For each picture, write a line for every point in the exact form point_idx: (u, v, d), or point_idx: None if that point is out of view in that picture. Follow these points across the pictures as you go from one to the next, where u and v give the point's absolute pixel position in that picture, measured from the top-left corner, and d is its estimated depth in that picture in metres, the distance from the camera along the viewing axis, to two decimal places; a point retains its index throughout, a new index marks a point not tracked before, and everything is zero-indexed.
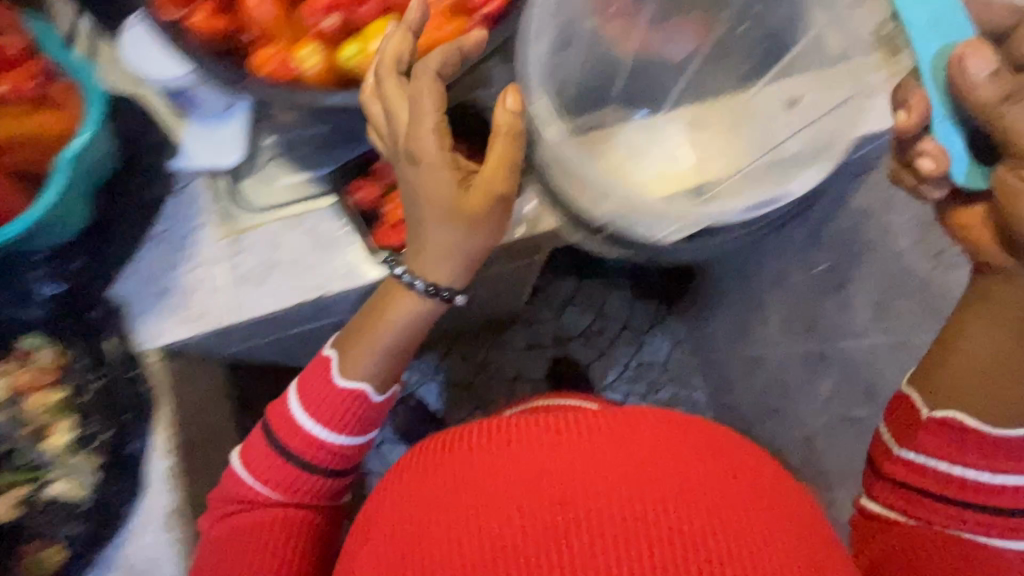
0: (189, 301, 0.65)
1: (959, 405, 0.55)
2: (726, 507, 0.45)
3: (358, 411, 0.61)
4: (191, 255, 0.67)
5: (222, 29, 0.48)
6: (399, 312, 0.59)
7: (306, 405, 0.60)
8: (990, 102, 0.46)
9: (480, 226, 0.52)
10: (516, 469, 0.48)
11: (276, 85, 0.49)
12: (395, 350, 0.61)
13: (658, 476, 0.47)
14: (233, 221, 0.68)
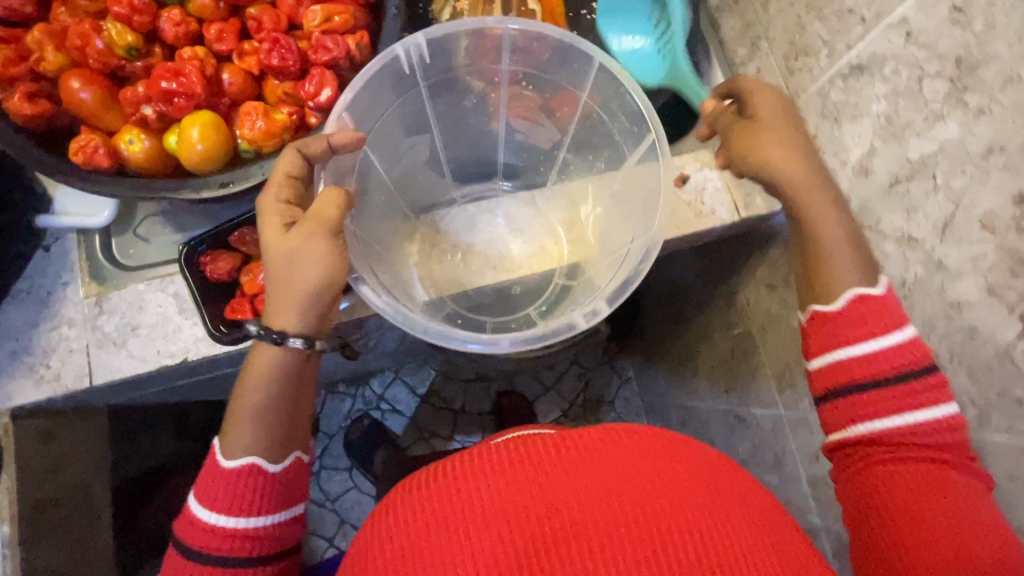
0: (47, 361, 0.64)
1: (812, 300, 0.60)
2: (707, 489, 0.41)
3: (271, 482, 0.52)
4: (53, 313, 0.66)
5: (44, 113, 0.47)
6: (268, 364, 0.51)
7: (219, 489, 0.50)
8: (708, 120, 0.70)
9: (312, 263, 0.47)
10: (491, 487, 0.41)
11: (95, 170, 0.47)
12: (276, 409, 0.52)
13: (643, 471, 0.41)
14: (102, 278, 0.67)
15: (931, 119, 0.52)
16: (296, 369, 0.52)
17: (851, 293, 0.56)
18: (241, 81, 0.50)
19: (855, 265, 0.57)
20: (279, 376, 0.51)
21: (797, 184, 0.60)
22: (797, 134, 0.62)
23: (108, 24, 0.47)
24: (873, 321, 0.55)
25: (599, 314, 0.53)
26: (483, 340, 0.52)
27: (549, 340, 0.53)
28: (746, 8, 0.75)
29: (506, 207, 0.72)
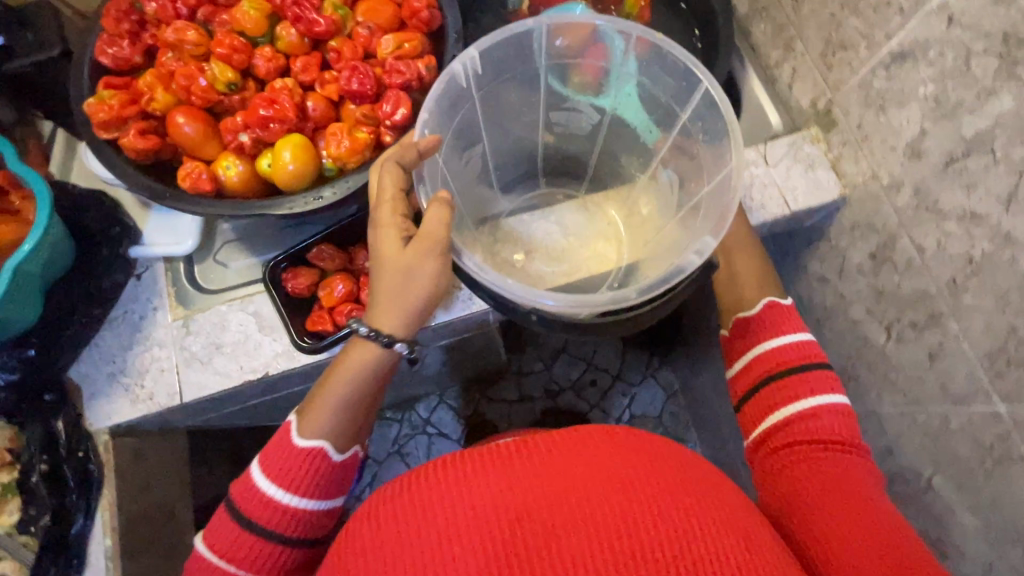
0: (141, 381, 0.69)
1: (735, 311, 0.67)
2: (665, 480, 0.47)
3: (331, 473, 0.55)
4: (144, 336, 0.70)
5: (154, 146, 0.53)
6: (358, 363, 0.54)
7: (282, 463, 0.53)
8: None
9: (425, 284, 0.50)
10: (463, 498, 0.46)
11: (201, 195, 0.52)
12: (351, 407, 0.55)
13: (606, 470, 0.47)
14: (188, 302, 0.72)
15: (984, 95, 0.53)
16: (378, 373, 0.55)
17: (768, 299, 0.65)
18: (324, 107, 0.55)
19: (767, 280, 0.67)
20: (361, 379, 0.54)
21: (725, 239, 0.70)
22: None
23: (211, 64, 0.52)
24: (780, 322, 0.64)
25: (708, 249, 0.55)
26: (609, 298, 0.54)
27: (667, 285, 0.55)
28: (776, 14, 0.79)
29: (564, 208, 0.75)
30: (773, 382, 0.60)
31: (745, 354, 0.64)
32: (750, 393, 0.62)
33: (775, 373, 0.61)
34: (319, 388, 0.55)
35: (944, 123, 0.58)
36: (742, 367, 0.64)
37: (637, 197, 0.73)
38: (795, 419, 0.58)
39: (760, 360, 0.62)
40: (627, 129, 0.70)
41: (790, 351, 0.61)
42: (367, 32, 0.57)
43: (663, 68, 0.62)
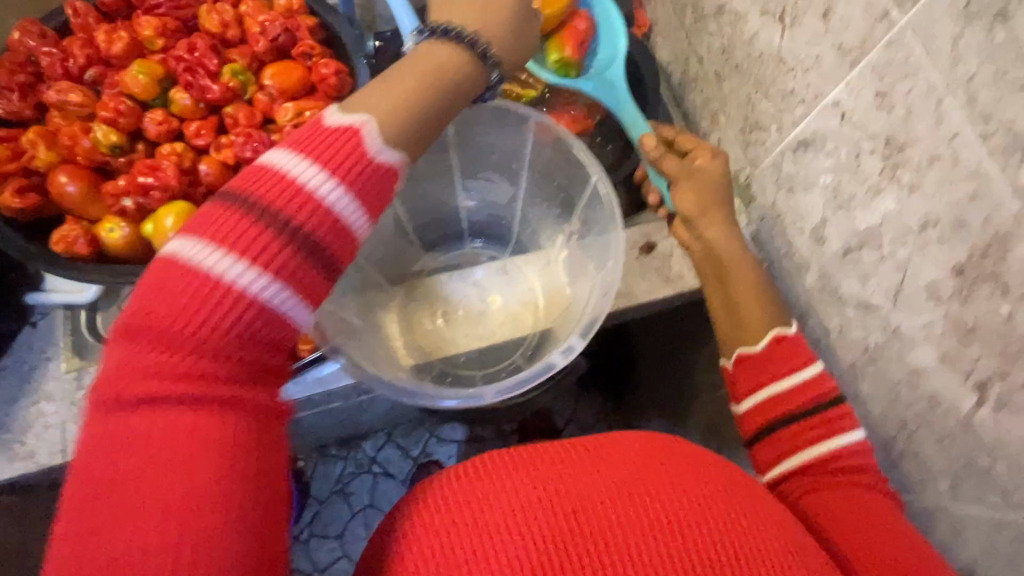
0: (22, 437, 0.65)
1: (738, 343, 0.64)
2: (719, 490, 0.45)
3: (367, 191, 0.39)
4: (31, 388, 0.67)
5: (34, 206, 0.50)
6: (439, 57, 0.44)
7: (283, 172, 0.36)
8: (653, 151, 0.70)
9: (524, 18, 0.49)
10: (504, 490, 0.44)
11: (77, 258, 0.50)
12: (434, 119, 0.44)
13: (653, 472, 0.46)
14: (84, 353, 0.69)
15: (872, 192, 0.54)
16: (467, 87, 0.45)
17: (776, 332, 0.62)
18: (218, 170, 0.53)
19: (772, 308, 0.64)
20: (462, 90, 0.45)
21: (727, 263, 0.66)
22: (724, 206, 0.68)
23: (96, 126, 0.51)
24: (790, 355, 0.61)
25: (573, 349, 0.58)
26: (467, 394, 0.55)
27: (534, 381, 0.56)
28: (703, 85, 0.80)
29: (482, 269, 0.73)
30: (779, 432, 0.59)
31: (755, 393, 0.61)
32: (759, 435, 0.60)
33: (775, 420, 0.59)
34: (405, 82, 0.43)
35: (841, 213, 0.59)
36: (750, 407, 0.61)
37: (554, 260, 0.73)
38: (816, 465, 0.56)
39: (765, 405, 0.60)
40: (539, 200, 0.72)
41: (787, 395, 0.59)
42: (268, 97, 0.56)
43: (564, 156, 0.66)
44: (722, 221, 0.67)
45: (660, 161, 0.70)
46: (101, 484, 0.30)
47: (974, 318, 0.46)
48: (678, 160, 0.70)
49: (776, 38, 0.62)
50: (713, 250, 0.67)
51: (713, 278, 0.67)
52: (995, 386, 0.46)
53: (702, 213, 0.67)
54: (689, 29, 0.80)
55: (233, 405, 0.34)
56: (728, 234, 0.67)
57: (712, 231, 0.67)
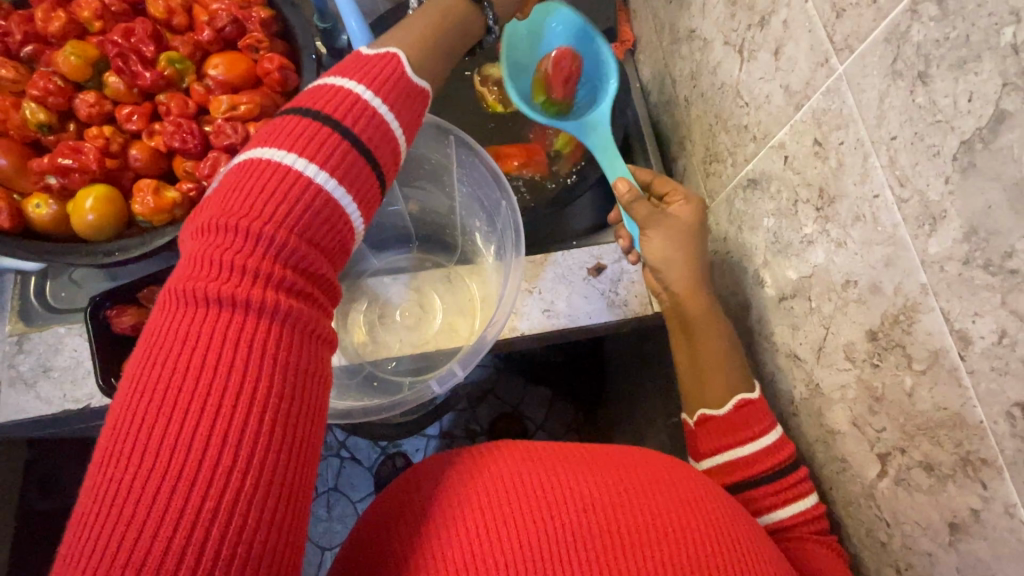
0: None
1: (701, 403, 0.59)
2: (701, 500, 0.46)
3: (409, 109, 0.45)
4: None
5: None
6: (459, 15, 0.53)
7: (348, 89, 0.41)
8: (625, 199, 0.63)
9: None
10: (492, 488, 0.44)
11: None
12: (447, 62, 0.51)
13: (640, 479, 0.46)
14: (28, 318, 0.71)
15: (805, 243, 0.52)
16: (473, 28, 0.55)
17: (737, 397, 0.56)
18: (148, 157, 0.54)
19: (737, 369, 0.58)
20: (464, 34, 0.54)
21: (692, 321, 0.61)
22: (693, 254, 0.63)
23: (26, 104, 0.52)
24: (750, 420, 0.55)
25: (454, 375, 0.59)
26: (338, 411, 0.57)
27: (406, 404, 0.57)
28: (674, 109, 0.78)
29: (422, 276, 0.74)
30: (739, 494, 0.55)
31: (716, 452, 0.56)
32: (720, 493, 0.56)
33: (738, 483, 0.55)
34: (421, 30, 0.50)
35: (778, 259, 0.57)
36: (709, 467, 0.57)
37: (485, 274, 0.72)
38: (784, 529, 0.52)
39: (722, 468, 0.56)
40: (473, 214, 0.72)
41: (744, 461, 0.55)
42: (205, 88, 0.57)
43: (481, 174, 0.66)
44: (689, 273, 0.62)
45: (632, 208, 0.63)
46: (159, 385, 0.32)
47: (882, 386, 0.44)
48: (649, 207, 0.63)
49: (735, 71, 0.60)
50: (677, 304, 0.62)
51: (678, 331, 0.63)
52: (896, 459, 0.44)
53: (665, 264, 0.62)
54: (666, 50, 0.78)
55: (291, 328, 0.35)
56: (696, 288, 0.62)
57: (673, 285, 0.62)
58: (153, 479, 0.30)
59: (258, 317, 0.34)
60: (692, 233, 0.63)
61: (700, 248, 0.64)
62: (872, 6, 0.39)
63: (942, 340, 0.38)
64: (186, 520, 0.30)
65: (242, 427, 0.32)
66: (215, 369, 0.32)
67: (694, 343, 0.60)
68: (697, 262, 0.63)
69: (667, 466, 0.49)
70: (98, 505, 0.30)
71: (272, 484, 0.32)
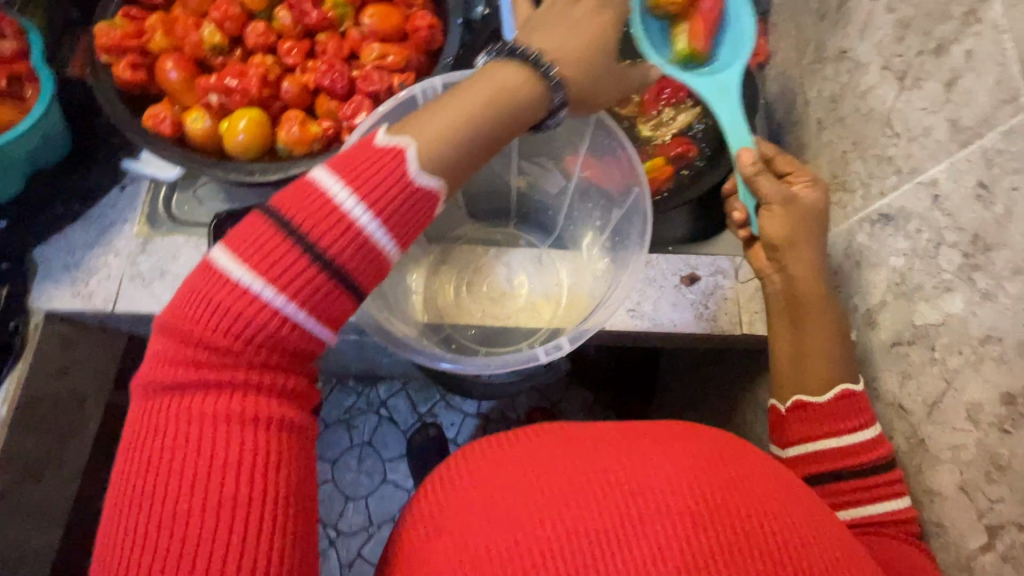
0: (90, 279, 0.71)
1: (798, 389, 0.55)
2: (772, 494, 0.41)
3: (402, 223, 0.41)
4: (107, 243, 0.73)
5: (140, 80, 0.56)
6: (501, 102, 0.45)
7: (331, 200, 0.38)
8: (749, 166, 0.57)
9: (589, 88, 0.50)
10: (544, 467, 0.42)
11: (159, 136, 0.54)
12: (466, 159, 0.45)
13: (722, 463, 0.42)
14: (155, 224, 0.75)
15: (941, 289, 0.48)
16: (524, 114, 0.47)
17: (840, 386, 0.53)
18: (297, 92, 0.58)
19: (844, 362, 0.54)
20: (504, 122, 0.46)
21: (806, 304, 0.56)
22: (819, 240, 0.57)
23: (204, 25, 0.57)
24: (858, 412, 0.52)
25: (560, 349, 0.56)
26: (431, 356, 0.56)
27: (509, 365, 0.55)
28: (800, 132, 0.75)
29: (518, 253, 0.74)
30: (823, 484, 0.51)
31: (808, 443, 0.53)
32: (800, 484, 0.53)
33: (819, 477, 0.52)
34: (444, 122, 0.43)
35: (901, 303, 0.53)
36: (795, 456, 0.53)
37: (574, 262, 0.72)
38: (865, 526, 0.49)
39: (812, 457, 0.52)
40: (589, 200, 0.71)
41: (842, 452, 0.51)
42: (360, 34, 0.59)
43: (614, 156, 0.65)
44: (814, 257, 0.57)
45: (755, 180, 0.57)
46: (154, 456, 0.36)
47: (1009, 455, 0.41)
48: (776, 181, 0.57)
49: (890, 98, 0.57)
50: (795, 285, 0.57)
51: (787, 318, 0.58)
52: (1009, 535, 0.41)
53: (789, 240, 0.57)
54: (805, 70, 0.74)
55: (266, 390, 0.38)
56: (816, 271, 0.57)
57: (795, 260, 0.57)
58: (150, 543, 0.35)
59: (252, 393, 0.38)
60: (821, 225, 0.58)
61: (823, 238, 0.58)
62: None
63: None
64: (183, 561, 0.34)
65: (238, 482, 0.36)
66: (199, 438, 0.36)
67: (811, 332, 0.55)
68: (821, 250, 0.57)
69: (732, 452, 0.45)
70: (115, 549, 0.35)
71: (257, 525, 0.36)
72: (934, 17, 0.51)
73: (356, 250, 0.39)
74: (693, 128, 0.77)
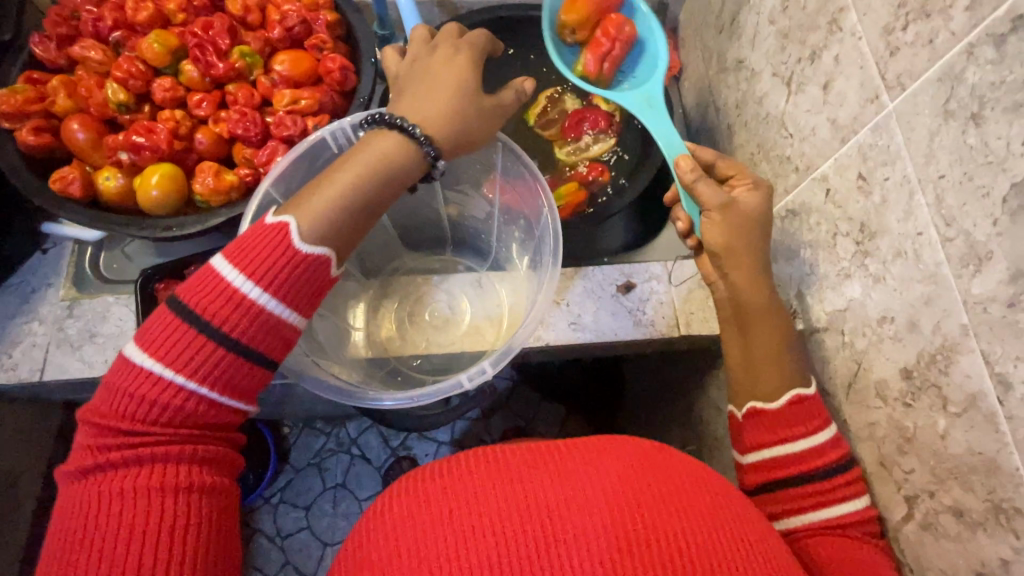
0: (14, 349, 0.69)
1: (750, 396, 0.55)
2: (671, 480, 0.43)
3: (302, 292, 0.45)
4: (29, 309, 0.71)
5: (45, 145, 0.55)
6: (379, 165, 0.47)
7: (230, 282, 0.42)
8: (686, 174, 0.56)
9: (469, 128, 0.51)
10: (462, 492, 0.43)
11: (69, 199, 0.54)
12: (353, 223, 0.47)
13: (650, 482, 0.42)
14: (81, 285, 0.73)
15: (843, 275, 0.51)
16: (402, 174, 0.48)
17: (792, 393, 0.52)
18: (211, 141, 0.58)
19: (795, 365, 0.54)
20: (389, 180, 0.48)
21: (751, 313, 0.55)
22: (761, 247, 0.56)
23: (109, 85, 0.57)
24: (806, 417, 0.51)
25: (483, 374, 0.56)
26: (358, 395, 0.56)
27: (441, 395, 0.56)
28: (716, 137, 0.78)
29: (455, 279, 0.75)
30: (779, 491, 0.51)
31: (761, 448, 0.53)
32: (757, 490, 0.53)
33: (771, 483, 0.52)
34: (326, 190, 0.46)
35: (813, 293, 0.56)
36: (753, 462, 0.53)
37: (510, 281, 0.73)
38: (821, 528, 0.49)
39: (768, 464, 0.52)
40: (513, 225, 0.73)
41: (796, 458, 0.51)
42: (271, 82, 0.60)
43: (526, 180, 0.66)
44: (757, 264, 0.56)
45: (695, 186, 0.56)
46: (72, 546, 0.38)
47: (913, 427, 0.44)
48: (717, 188, 0.56)
49: (783, 102, 0.60)
50: (743, 293, 0.56)
51: (742, 327, 0.57)
52: (923, 503, 0.43)
53: (733, 247, 0.55)
54: (713, 79, 0.78)
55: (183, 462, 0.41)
56: (759, 279, 0.55)
57: (739, 268, 0.56)
58: None
59: (169, 467, 0.41)
60: (760, 228, 0.56)
61: (767, 245, 0.57)
62: (927, 47, 0.41)
63: (980, 383, 0.38)
64: None
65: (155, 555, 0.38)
66: (114, 519, 0.38)
67: (762, 340, 0.55)
68: (762, 253, 0.56)
69: (640, 453, 0.46)
70: None
71: None
72: (806, 26, 0.55)
73: (260, 326, 0.43)
74: (608, 158, 0.81)
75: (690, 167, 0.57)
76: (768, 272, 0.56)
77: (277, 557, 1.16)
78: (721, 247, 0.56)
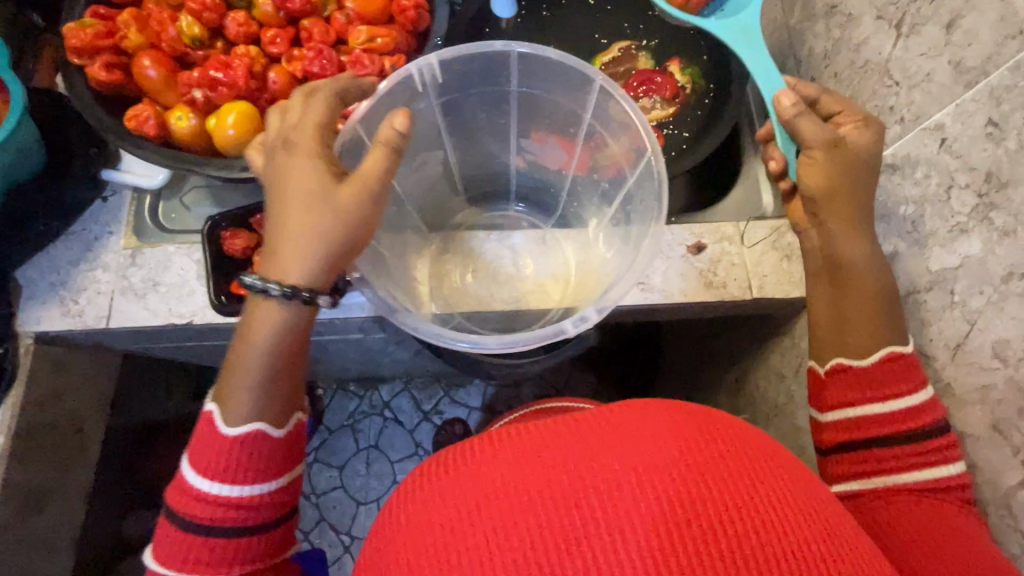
0: (78, 298, 0.68)
1: (839, 351, 0.54)
2: (721, 471, 0.32)
3: (265, 452, 0.50)
4: (91, 257, 0.70)
5: (117, 81, 0.53)
6: (265, 325, 0.49)
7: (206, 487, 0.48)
8: (787, 109, 0.53)
9: (327, 233, 0.47)
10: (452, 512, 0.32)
11: (143, 137, 0.52)
12: (276, 374, 0.50)
13: (704, 466, 0.32)
14: (142, 234, 0.72)
15: (956, 232, 0.48)
16: (296, 328, 0.50)
17: (886, 350, 0.51)
18: (285, 81, 0.56)
19: (888, 322, 0.52)
20: (283, 330, 0.49)
21: (844, 265, 0.54)
22: (862, 197, 0.53)
23: (182, 18, 0.55)
24: (901, 376, 0.50)
25: (587, 321, 0.53)
26: (444, 332, 0.53)
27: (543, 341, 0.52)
28: None
29: (521, 235, 0.72)
30: (856, 453, 0.50)
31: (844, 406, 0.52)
32: (835, 450, 0.52)
33: (852, 445, 0.51)
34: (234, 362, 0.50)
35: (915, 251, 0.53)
36: (834, 421, 0.52)
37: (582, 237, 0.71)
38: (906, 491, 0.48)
39: (853, 423, 0.51)
40: (587, 180, 0.70)
41: (886, 420, 0.50)
42: (344, 19, 0.58)
43: (621, 125, 0.61)
44: (851, 213, 0.53)
45: (796, 122, 0.53)
46: None
47: None
48: (819, 124, 0.53)
49: (887, 47, 0.56)
50: (834, 241, 0.54)
51: (829, 278, 0.55)
52: None
53: (829, 192, 0.53)
54: (792, 29, 0.73)
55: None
56: (855, 230, 0.53)
57: (834, 218, 0.53)
58: None
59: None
60: (859, 173, 0.53)
61: (868, 194, 0.53)
62: None
63: None
64: None
65: None
66: None
67: (856, 291, 0.53)
68: (862, 204, 0.53)
69: (675, 431, 0.34)
70: None
71: None
72: None
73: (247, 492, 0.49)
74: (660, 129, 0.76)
75: (795, 105, 0.53)
76: (864, 221, 0.54)
77: (314, 514, 1.18)
78: (816, 194, 0.54)
